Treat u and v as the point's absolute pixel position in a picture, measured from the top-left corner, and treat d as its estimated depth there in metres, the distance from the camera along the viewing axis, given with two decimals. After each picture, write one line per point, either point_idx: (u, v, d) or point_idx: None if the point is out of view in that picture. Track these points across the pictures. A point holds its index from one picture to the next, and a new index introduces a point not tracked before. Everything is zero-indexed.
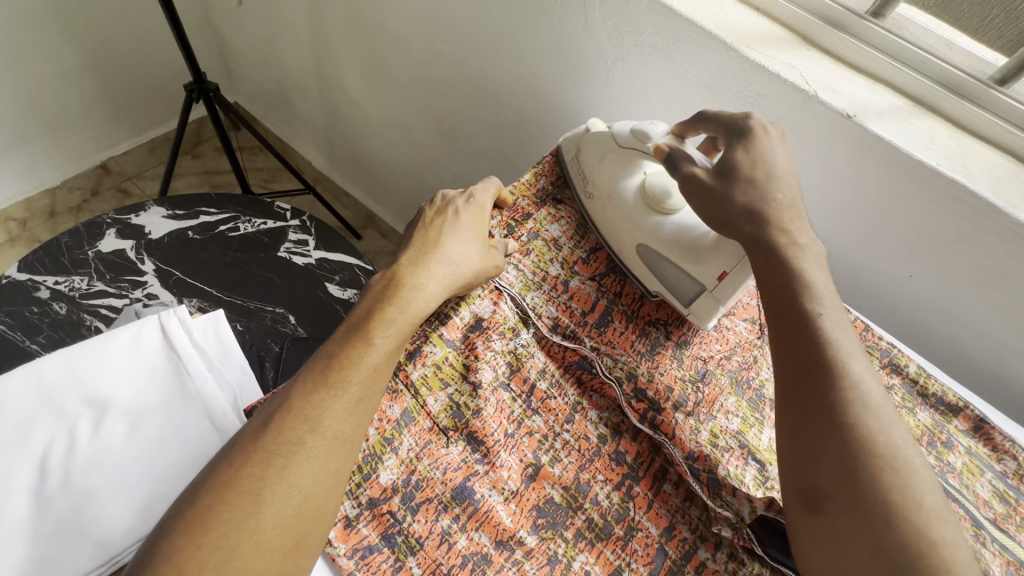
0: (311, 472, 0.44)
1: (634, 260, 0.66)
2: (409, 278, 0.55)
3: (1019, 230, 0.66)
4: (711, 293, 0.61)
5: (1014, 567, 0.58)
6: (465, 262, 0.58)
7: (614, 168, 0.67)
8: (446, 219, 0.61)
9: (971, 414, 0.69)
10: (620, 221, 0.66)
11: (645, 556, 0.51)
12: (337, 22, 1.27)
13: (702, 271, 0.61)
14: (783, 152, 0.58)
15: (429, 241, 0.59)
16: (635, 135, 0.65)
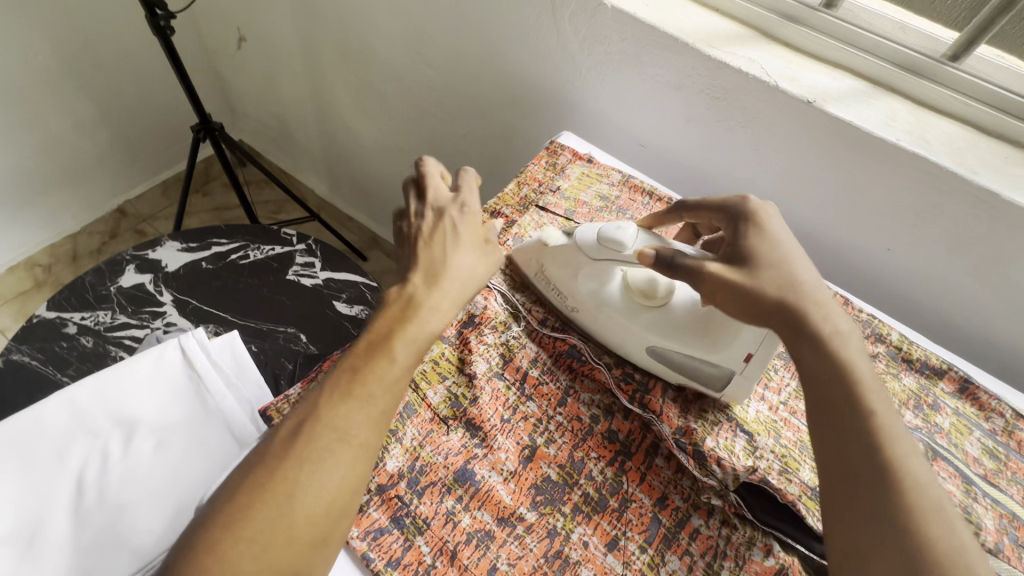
0: (338, 476, 0.47)
1: (643, 360, 0.62)
2: (424, 299, 0.55)
3: (982, 196, 0.69)
4: (743, 376, 0.57)
5: (1007, 520, 0.60)
6: (470, 271, 0.59)
7: (590, 278, 0.63)
8: (448, 232, 0.59)
9: (956, 375, 0.71)
10: (614, 328, 0.62)
11: (639, 525, 0.54)
12: (330, 57, 1.35)
13: (726, 357, 0.57)
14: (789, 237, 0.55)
15: (435, 258, 0.57)
16: (606, 247, 0.60)
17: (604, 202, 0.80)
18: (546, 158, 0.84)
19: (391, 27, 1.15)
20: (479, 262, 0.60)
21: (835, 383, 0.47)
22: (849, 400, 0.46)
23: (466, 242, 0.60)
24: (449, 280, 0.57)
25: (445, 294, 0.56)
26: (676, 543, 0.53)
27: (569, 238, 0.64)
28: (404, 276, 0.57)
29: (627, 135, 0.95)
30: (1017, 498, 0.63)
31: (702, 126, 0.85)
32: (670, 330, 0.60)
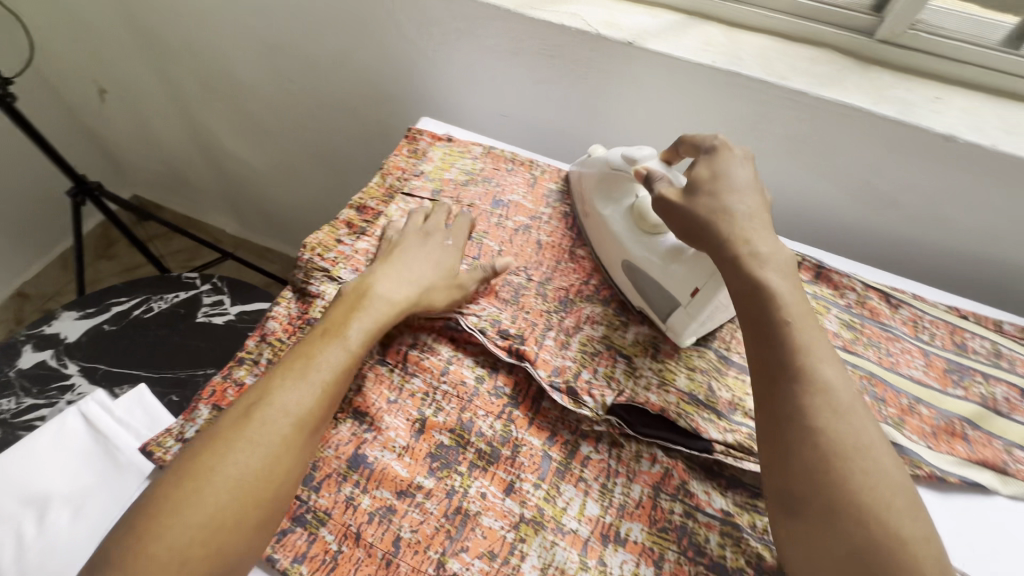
0: (260, 454, 0.49)
1: (621, 274, 0.68)
2: (376, 286, 0.62)
3: (795, 97, 0.74)
4: (685, 309, 0.61)
5: (866, 379, 0.68)
6: (421, 272, 0.65)
7: (608, 191, 0.71)
8: (415, 237, 0.69)
9: (809, 264, 0.77)
10: (609, 241, 0.69)
11: (532, 465, 0.57)
12: (195, 91, 1.31)
13: (677, 288, 0.61)
14: (745, 172, 0.58)
15: (392, 257, 0.66)
16: (623, 161, 0.68)
17: (469, 175, 0.81)
18: (407, 147, 0.86)
19: (243, 50, 1.13)
20: (432, 265, 0.66)
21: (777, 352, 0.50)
22: (794, 385, 0.48)
23: (434, 258, 0.67)
24: (401, 275, 0.64)
25: (394, 285, 0.63)
26: (570, 473, 0.57)
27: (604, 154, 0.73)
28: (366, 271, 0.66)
29: (489, 109, 0.98)
30: (873, 359, 0.70)
31: (549, 85, 0.89)
32: (639, 252, 0.65)
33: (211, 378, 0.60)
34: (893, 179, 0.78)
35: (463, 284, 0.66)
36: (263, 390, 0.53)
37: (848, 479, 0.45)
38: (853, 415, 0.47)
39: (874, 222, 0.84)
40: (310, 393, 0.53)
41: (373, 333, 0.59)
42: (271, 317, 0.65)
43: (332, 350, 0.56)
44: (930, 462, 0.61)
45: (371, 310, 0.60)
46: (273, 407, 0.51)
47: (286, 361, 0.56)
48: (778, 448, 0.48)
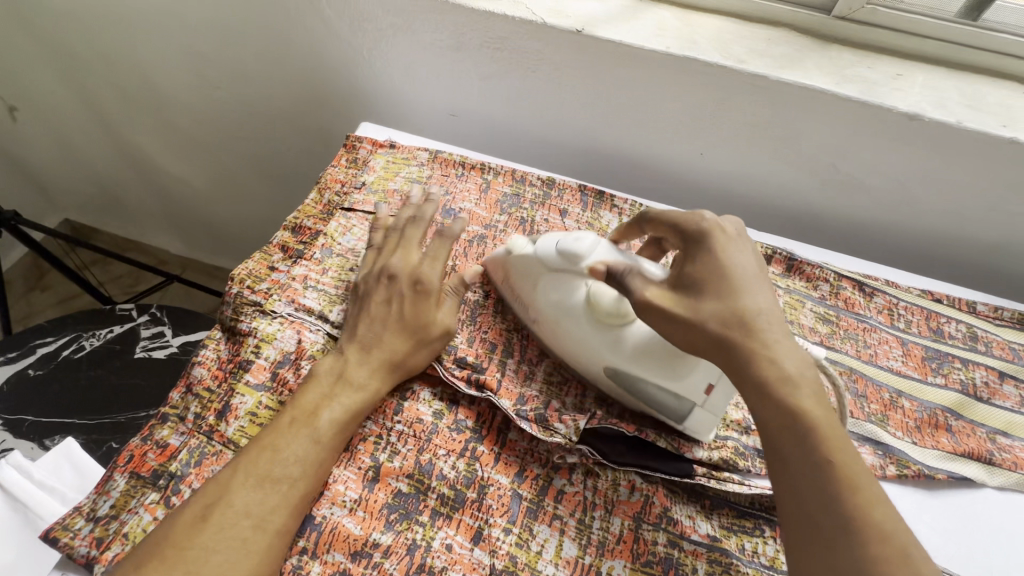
0: (215, 566, 0.42)
1: (602, 378, 0.57)
2: (352, 368, 0.53)
3: (756, 81, 0.70)
4: (706, 408, 0.53)
5: (846, 376, 0.65)
6: (397, 339, 0.55)
7: (548, 291, 0.58)
8: (387, 289, 0.57)
9: (781, 256, 0.73)
10: (576, 347, 0.56)
11: (501, 507, 0.52)
12: (115, 104, 1.20)
13: (686, 388, 0.53)
14: (747, 259, 0.51)
15: (364, 325, 0.56)
16: (566, 258, 0.56)
17: (416, 185, 0.75)
18: (346, 156, 0.78)
19: (161, 58, 1.03)
20: (402, 321, 0.56)
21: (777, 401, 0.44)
22: (824, 470, 0.41)
23: (402, 312, 0.56)
24: (370, 344, 0.55)
25: (365, 364, 0.54)
26: (543, 512, 0.52)
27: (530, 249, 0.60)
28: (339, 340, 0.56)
29: (437, 109, 0.91)
30: (851, 353, 0.67)
31: (497, 81, 0.82)
32: (622, 357, 0.54)
33: (128, 441, 0.53)
34: (859, 162, 0.75)
35: (444, 331, 0.57)
36: (218, 490, 0.45)
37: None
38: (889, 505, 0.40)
39: (841, 207, 0.81)
40: (274, 492, 0.46)
41: (348, 418, 0.51)
42: (197, 363, 0.58)
43: (299, 443, 0.48)
44: (916, 459, 0.59)
45: (343, 394, 0.52)
46: (233, 510, 0.44)
47: (245, 457, 0.47)
48: (815, 545, 0.40)
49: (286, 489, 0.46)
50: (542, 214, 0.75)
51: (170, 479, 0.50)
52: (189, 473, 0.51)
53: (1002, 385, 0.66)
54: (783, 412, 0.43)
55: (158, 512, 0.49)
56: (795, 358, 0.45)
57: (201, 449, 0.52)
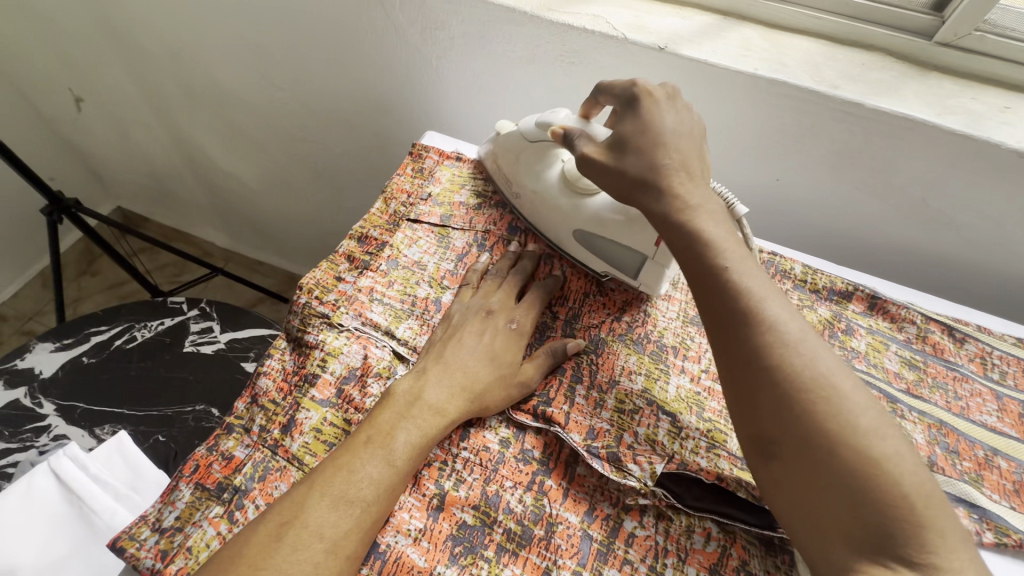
0: None
1: (574, 246, 0.66)
2: (427, 391, 0.52)
3: (848, 108, 0.66)
4: (654, 259, 0.60)
5: (935, 429, 0.60)
6: (476, 370, 0.54)
7: (530, 163, 0.67)
8: (477, 323, 0.58)
9: (863, 294, 0.70)
10: (550, 214, 0.65)
11: (570, 548, 0.49)
12: (176, 99, 1.22)
13: (638, 242, 0.59)
14: (671, 117, 0.53)
15: (447, 352, 0.56)
16: (540, 128, 0.64)
17: (481, 198, 0.73)
18: (411, 165, 0.77)
19: (225, 56, 1.04)
20: (486, 357, 0.56)
21: (724, 297, 0.46)
22: (742, 326, 0.44)
23: (492, 349, 0.57)
24: (453, 369, 0.54)
25: (445, 388, 0.53)
26: (614, 555, 0.49)
27: (517, 128, 0.69)
28: (421, 354, 0.57)
29: (500, 120, 0.90)
30: (941, 404, 0.62)
31: (567, 94, 0.80)
32: (587, 218, 0.62)
33: (195, 450, 0.52)
34: (952, 198, 0.70)
35: (524, 380, 0.56)
36: (294, 507, 0.44)
37: (809, 409, 0.41)
38: (803, 342, 0.43)
39: (925, 243, 0.76)
40: (348, 514, 0.44)
41: (421, 444, 0.49)
42: (263, 373, 0.57)
43: (373, 463, 0.47)
44: (1017, 527, 0.54)
45: (419, 417, 0.50)
46: (308, 530, 0.43)
47: (319, 476, 0.46)
48: (741, 397, 0.44)
49: (359, 513, 0.44)
50: None
51: (235, 493, 0.49)
52: (253, 488, 0.50)
53: None
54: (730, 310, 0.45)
55: (221, 527, 0.47)
56: (702, 193, 0.51)
57: (265, 463, 0.51)
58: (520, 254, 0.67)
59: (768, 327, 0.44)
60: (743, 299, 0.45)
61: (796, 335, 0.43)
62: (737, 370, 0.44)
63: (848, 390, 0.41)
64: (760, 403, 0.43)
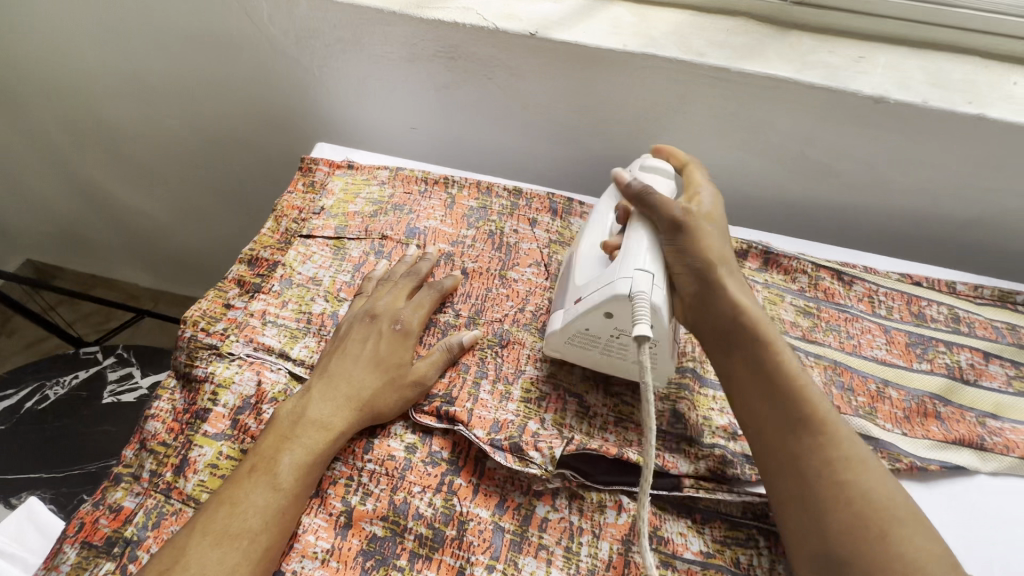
0: None
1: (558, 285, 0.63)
2: (308, 410, 0.51)
3: (715, 73, 0.68)
4: (562, 313, 0.56)
5: (832, 369, 0.63)
6: (363, 380, 0.53)
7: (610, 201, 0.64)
8: (367, 335, 0.56)
9: (757, 251, 0.71)
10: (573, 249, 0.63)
11: (482, 543, 0.49)
12: (61, 138, 1.15)
13: (572, 293, 0.56)
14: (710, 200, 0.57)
15: (335, 367, 0.54)
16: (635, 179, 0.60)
17: (377, 205, 0.72)
18: (302, 180, 0.75)
19: (106, 88, 0.99)
20: (371, 365, 0.54)
21: (775, 404, 0.47)
22: (799, 435, 0.46)
23: (377, 353, 0.55)
24: (336, 380, 0.53)
25: (329, 401, 0.52)
26: (528, 543, 0.50)
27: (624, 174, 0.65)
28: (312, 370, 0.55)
29: (394, 122, 0.88)
30: (835, 345, 0.65)
31: (452, 90, 0.80)
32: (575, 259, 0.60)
33: (79, 508, 0.49)
34: (827, 148, 0.73)
35: (419, 379, 0.55)
36: (174, 554, 0.42)
37: (866, 529, 0.41)
38: (859, 459, 0.44)
39: (815, 195, 0.80)
40: (234, 548, 0.43)
41: (311, 463, 0.48)
42: (152, 416, 0.55)
43: (259, 491, 0.46)
44: (908, 451, 0.57)
45: (304, 435, 0.49)
46: (190, 575, 0.41)
47: (203, 514, 0.45)
48: (799, 508, 0.44)
49: (246, 545, 0.43)
50: (511, 225, 0.72)
51: (126, 545, 0.47)
52: (146, 537, 0.47)
53: (987, 366, 0.65)
54: (784, 413, 0.47)
55: None
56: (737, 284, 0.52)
57: (158, 509, 0.49)
58: (417, 256, 0.66)
59: (817, 435, 0.45)
60: (804, 413, 0.46)
61: (842, 447, 0.44)
62: (796, 475, 0.45)
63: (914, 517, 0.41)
64: (830, 519, 0.42)
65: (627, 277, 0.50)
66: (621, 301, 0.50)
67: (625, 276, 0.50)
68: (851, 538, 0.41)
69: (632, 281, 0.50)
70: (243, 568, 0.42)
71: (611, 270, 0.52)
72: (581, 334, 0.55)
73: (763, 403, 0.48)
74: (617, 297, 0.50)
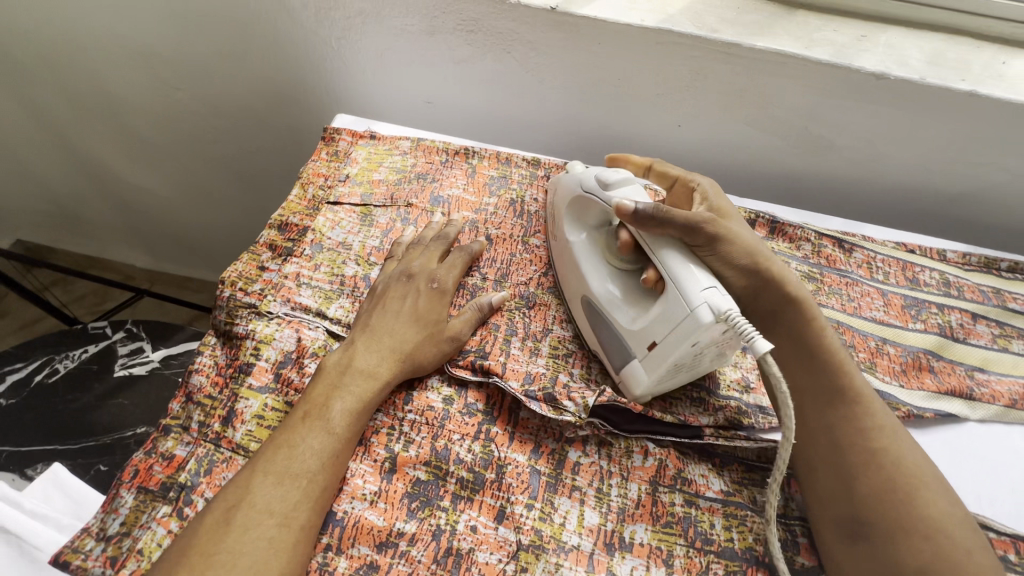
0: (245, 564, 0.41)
1: (579, 313, 0.61)
2: (359, 358, 0.53)
3: (728, 50, 0.71)
4: (643, 360, 0.53)
5: (835, 329, 0.67)
6: (405, 333, 0.56)
7: (579, 213, 0.62)
8: (404, 292, 0.59)
9: (763, 220, 0.75)
10: (572, 270, 0.62)
11: (520, 484, 0.52)
12: (64, 113, 1.13)
13: (634, 336, 0.54)
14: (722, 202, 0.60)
15: (376, 320, 0.57)
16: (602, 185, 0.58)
17: (401, 174, 0.74)
18: (325, 150, 0.76)
19: (114, 59, 0.98)
20: (411, 319, 0.57)
21: (822, 376, 0.55)
22: (842, 405, 0.53)
23: (416, 310, 0.58)
24: (381, 334, 0.55)
25: (374, 352, 0.54)
26: (563, 484, 0.53)
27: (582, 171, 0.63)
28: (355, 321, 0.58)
29: (410, 97, 0.89)
30: (837, 306, 0.70)
31: (471, 64, 0.81)
32: (594, 286, 0.58)
33: (132, 457, 0.51)
34: (830, 123, 0.77)
35: (456, 336, 0.57)
36: (239, 492, 0.45)
37: (897, 490, 0.48)
38: (893, 433, 0.52)
39: (816, 169, 0.84)
40: (294, 487, 0.45)
41: (361, 410, 0.51)
42: (195, 371, 0.56)
43: (315, 435, 0.48)
44: (905, 400, 0.62)
45: (353, 383, 0.52)
46: (255, 510, 0.44)
47: (262, 455, 0.47)
48: (838, 467, 0.51)
49: (305, 484, 0.46)
50: (530, 193, 0.75)
51: (181, 490, 0.49)
52: (200, 482, 0.49)
53: (975, 326, 0.70)
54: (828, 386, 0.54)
55: (172, 525, 0.47)
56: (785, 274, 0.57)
57: (209, 457, 0.51)
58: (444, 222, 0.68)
59: (860, 408, 0.53)
60: (843, 387, 0.54)
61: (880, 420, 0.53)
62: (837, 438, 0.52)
63: (937, 484, 0.49)
64: (861, 483, 0.50)
65: (704, 302, 0.47)
66: (711, 329, 0.47)
67: (700, 302, 0.47)
68: (884, 496, 0.48)
69: (713, 304, 0.47)
70: (301, 505, 0.45)
71: (673, 305, 0.49)
72: (671, 370, 0.52)
73: (811, 377, 0.55)
74: (704, 327, 0.47)
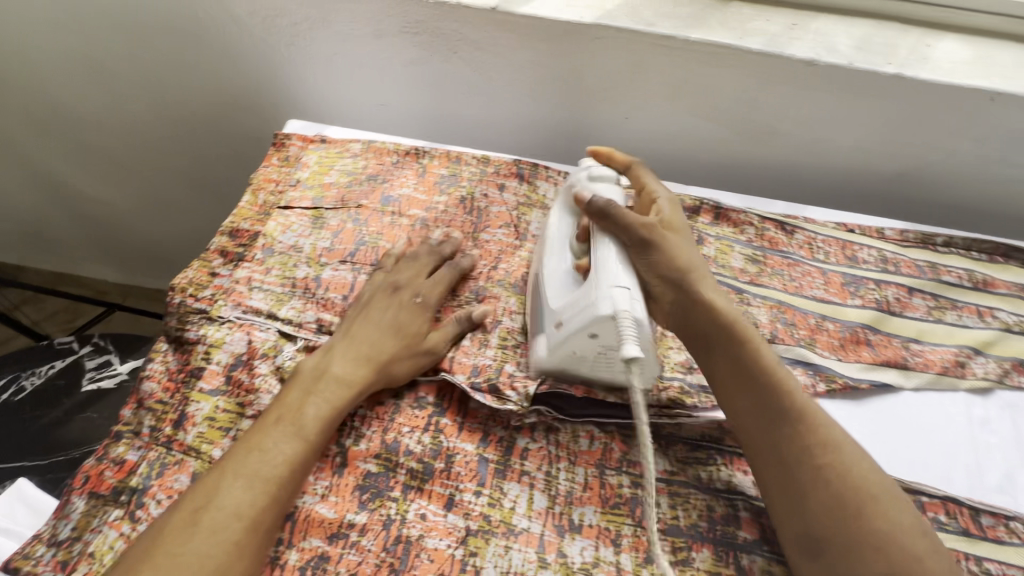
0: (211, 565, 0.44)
1: (528, 293, 0.64)
2: (336, 367, 0.55)
3: (664, 42, 0.74)
4: (548, 336, 0.57)
5: (777, 309, 0.70)
6: (383, 342, 0.57)
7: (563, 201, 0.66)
8: (388, 304, 0.60)
9: (708, 207, 0.78)
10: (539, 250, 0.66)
11: (469, 472, 0.54)
12: (21, 129, 1.13)
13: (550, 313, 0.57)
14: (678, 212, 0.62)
15: (358, 330, 0.58)
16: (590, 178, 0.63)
17: (351, 176, 0.75)
18: (277, 156, 0.78)
19: (68, 73, 0.98)
20: (392, 329, 0.58)
21: (759, 393, 0.52)
22: (783, 423, 0.51)
23: (397, 322, 0.59)
24: (359, 343, 0.57)
25: (351, 360, 0.56)
26: (511, 470, 0.55)
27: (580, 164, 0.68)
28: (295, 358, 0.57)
29: (363, 101, 0.90)
30: (779, 287, 0.72)
31: (420, 66, 0.83)
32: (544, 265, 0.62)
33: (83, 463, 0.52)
34: (769, 109, 0.80)
35: (432, 348, 0.59)
36: (207, 494, 0.47)
37: (846, 506, 0.47)
38: (841, 446, 0.50)
39: (760, 156, 0.86)
40: (263, 492, 0.47)
41: (331, 417, 0.53)
42: (147, 377, 0.58)
43: (284, 442, 0.50)
44: (842, 373, 0.65)
45: (326, 390, 0.53)
46: (224, 514, 0.46)
47: (232, 457, 0.49)
48: (786, 487, 0.50)
49: (275, 490, 0.48)
50: (480, 190, 0.76)
51: (133, 494, 0.50)
52: (151, 485, 0.50)
53: (911, 299, 0.73)
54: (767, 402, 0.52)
55: (124, 528, 0.48)
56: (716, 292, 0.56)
57: (161, 460, 0.52)
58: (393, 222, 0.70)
59: (802, 423, 0.51)
60: (784, 406, 0.51)
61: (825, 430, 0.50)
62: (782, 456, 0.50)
63: (886, 493, 0.48)
64: (812, 501, 0.48)
65: (609, 296, 0.52)
66: (605, 321, 0.52)
67: (605, 295, 0.52)
68: (837, 512, 0.47)
69: (614, 300, 0.52)
70: (269, 508, 0.47)
71: (586, 293, 0.54)
72: (570, 357, 0.56)
73: (751, 397, 0.53)
74: (599, 318, 0.52)
